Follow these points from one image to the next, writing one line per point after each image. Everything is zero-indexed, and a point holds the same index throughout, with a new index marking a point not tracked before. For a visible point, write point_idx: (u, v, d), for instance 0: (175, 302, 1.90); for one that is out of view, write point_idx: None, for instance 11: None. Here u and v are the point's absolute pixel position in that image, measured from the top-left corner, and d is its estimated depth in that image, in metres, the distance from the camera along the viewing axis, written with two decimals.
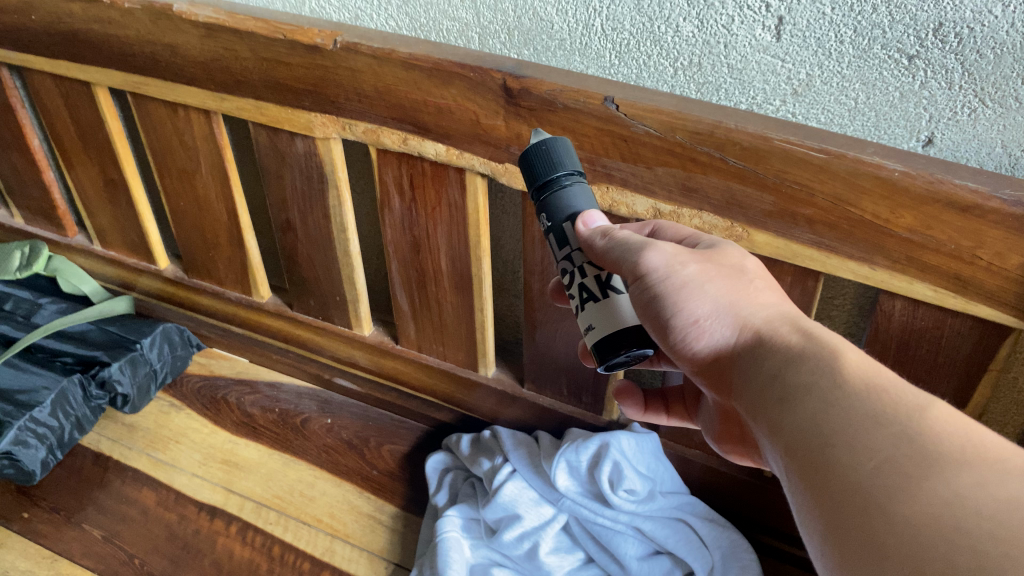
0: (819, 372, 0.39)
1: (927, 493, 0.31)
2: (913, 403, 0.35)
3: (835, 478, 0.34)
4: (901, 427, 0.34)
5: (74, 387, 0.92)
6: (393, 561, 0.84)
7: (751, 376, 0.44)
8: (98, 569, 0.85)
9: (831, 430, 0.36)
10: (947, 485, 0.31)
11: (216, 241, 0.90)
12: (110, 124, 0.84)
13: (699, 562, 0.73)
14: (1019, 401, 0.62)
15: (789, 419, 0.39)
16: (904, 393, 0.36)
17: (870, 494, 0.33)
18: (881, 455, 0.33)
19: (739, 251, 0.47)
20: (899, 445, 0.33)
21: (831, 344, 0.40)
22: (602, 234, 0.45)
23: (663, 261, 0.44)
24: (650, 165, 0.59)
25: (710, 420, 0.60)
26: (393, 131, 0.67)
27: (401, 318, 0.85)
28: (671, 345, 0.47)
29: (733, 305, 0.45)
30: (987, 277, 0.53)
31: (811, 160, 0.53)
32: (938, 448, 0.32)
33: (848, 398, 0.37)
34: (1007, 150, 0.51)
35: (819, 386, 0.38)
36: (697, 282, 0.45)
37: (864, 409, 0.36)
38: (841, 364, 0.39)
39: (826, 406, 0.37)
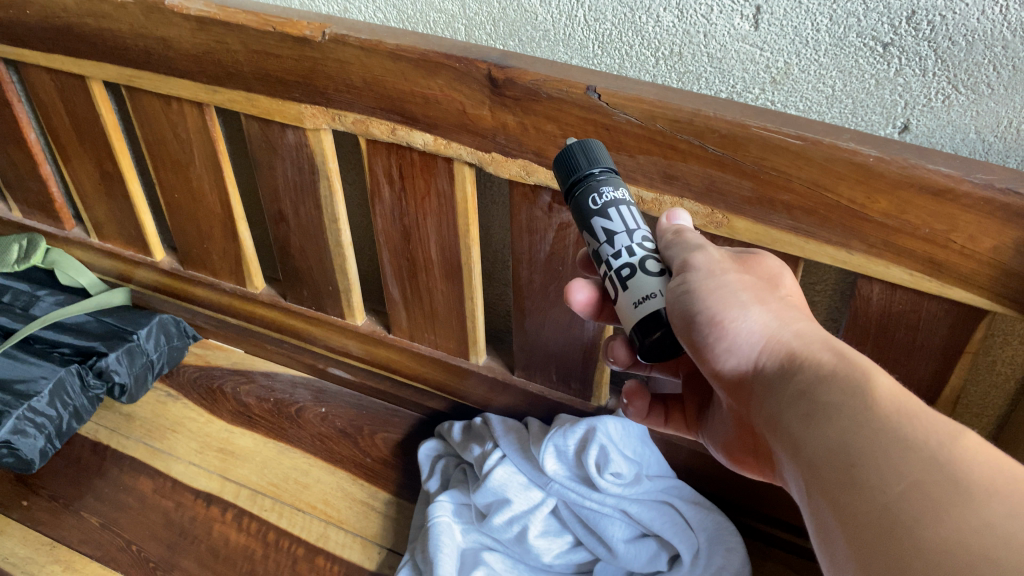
0: (850, 392, 0.40)
1: (955, 522, 0.32)
2: (944, 429, 0.36)
3: (865, 499, 0.36)
4: (932, 454, 0.35)
5: (72, 377, 0.93)
6: (386, 546, 0.85)
7: (781, 385, 0.45)
8: (97, 556, 0.86)
9: (859, 451, 0.37)
10: (977, 517, 0.32)
11: (210, 232, 0.91)
12: (105, 117, 0.86)
13: (685, 544, 0.74)
14: (998, 384, 0.65)
15: (815, 434, 0.40)
16: (935, 418, 0.37)
17: (899, 517, 0.34)
18: (911, 479, 0.35)
19: (776, 276, 0.51)
20: (930, 471, 0.34)
21: (864, 365, 0.41)
22: (676, 233, 0.52)
23: (708, 262, 0.48)
24: (632, 153, 0.60)
25: (722, 429, 0.60)
26: (382, 122, 0.68)
27: (393, 307, 0.86)
28: (698, 353, 0.48)
29: (766, 319, 0.47)
30: (960, 260, 0.54)
31: (788, 146, 0.54)
32: (969, 478, 0.34)
33: (878, 419, 0.38)
34: (980, 136, 0.52)
35: (848, 406, 0.39)
36: (736, 287, 0.47)
37: (895, 430, 0.37)
38: (871, 386, 0.40)
39: (856, 426, 0.38)
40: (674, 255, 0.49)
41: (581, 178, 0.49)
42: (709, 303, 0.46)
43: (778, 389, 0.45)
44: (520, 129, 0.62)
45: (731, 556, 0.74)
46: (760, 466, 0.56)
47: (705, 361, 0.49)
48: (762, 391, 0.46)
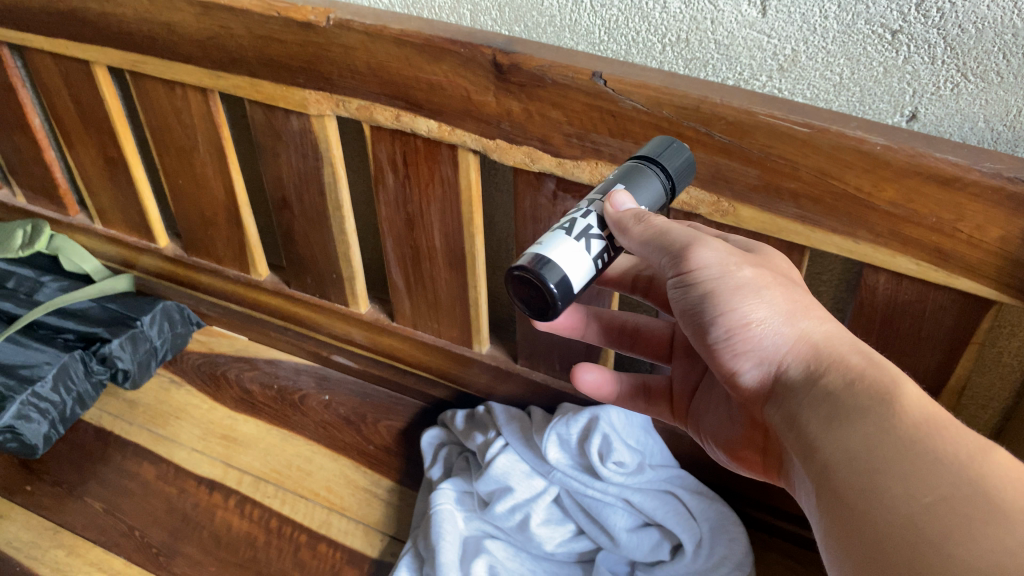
0: (876, 399, 0.40)
1: (984, 537, 0.32)
2: (974, 444, 0.36)
3: (887, 509, 0.36)
4: (961, 468, 0.35)
5: (75, 363, 0.93)
6: (388, 533, 0.85)
7: (805, 388, 0.44)
8: (100, 541, 0.86)
9: (882, 459, 0.37)
10: (1009, 534, 0.32)
11: (214, 219, 0.91)
12: (109, 102, 0.85)
13: (688, 533, 0.73)
14: (1004, 375, 0.64)
15: (836, 441, 0.40)
16: (964, 432, 0.37)
17: (924, 529, 0.34)
18: (938, 492, 0.34)
19: (787, 266, 0.50)
20: (959, 485, 0.34)
21: (892, 372, 0.41)
22: (638, 220, 0.47)
23: (720, 262, 0.46)
24: (638, 140, 0.59)
25: (727, 425, 0.59)
26: (386, 108, 0.68)
27: (397, 295, 0.86)
28: (716, 352, 0.49)
29: (789, 317, 0.46)
30: (968, 250, 0.54)
31: (795, 134, 0.53)
32: (1000, 494, 0.33)
33: (905, 427, 0.38)
34: (989, 125, 0.52)
35: (874, 412, 0.39)
36: (753, 286, 0.46)
37: (922, 441, 0.37)
38: (899, 395, 0.40)
39: (880, 434, 0.38)
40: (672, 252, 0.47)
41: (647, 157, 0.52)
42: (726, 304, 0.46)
43: (801, 390, 0.45)
44: (524, 115, 0.62)
45: (734, 546, 0.74)
46: (765, 467, 0.56)
47: (724, 359, 0.49)
48: (784, 389, 0.46)
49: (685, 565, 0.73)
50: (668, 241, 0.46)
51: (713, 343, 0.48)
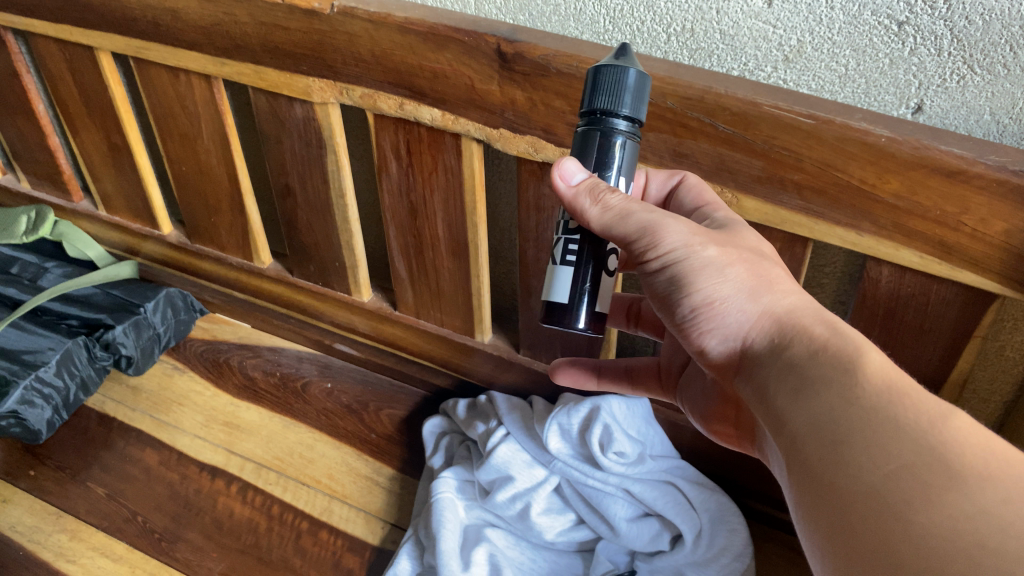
0: (840, 368, 0.40)
1: (947, 506, 0.32)
2: (935, 410, 0.36)
3: (852, 479, 0.36)
4: (922, 434, 0.35)
5: (79, 349, 0.93)
6: (389, 521, 0.85)
7: (767, 360, 0.46)
8: (103, 526, 0.87)
9: (845, 429, 0.37)
10: (970, 501, 0.32)
11: (217, 206, 0.91)
12: (113, 88, 0.85)
13: (688, 524, 0.73)
14: (1006, 369, 0.64)
15: (803, 412, 0.40)
16: (925, 397, 0.37)
17: (888, 498, 0.34)
18: (900, 460, 0.34)
19: (754, 235, 0.50)
20: (920, 452, 0.34)
21: (856, 341, 0.41)
22: (592, 199, 0.45)
23: (685, 242, 0.46)
24: (643, 131, 0.60)
25: (702, 400, 0.60)
26: (389, 96, 0.68)
27: (399, 284, 0.86)
28: (680, 322, 0.50)
29: (753, 294, 0.47)
30: (972, 243, 0.53)
31: (799, 125, 0.53)
32: (962, 461, 0.33)
33: (868, 396, 0.37)
34: (995, 118, 0.52)
35: (838, 382, 0.39)
36: (717, 265, 0.46)
37: (884, 409, 0.36)
38: (862, 363, 0.40)
39: (844, 404, 0.38)
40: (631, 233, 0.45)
41: (582, 101, 0.46)
42: (689, 282, 0.46)
43: (765, 363, 0.45)
44: (528, 105, 0.62)
45: (734, 537, 0.74)
46: (739, 439, 0.58)
47: (688, 328, 0.50)
48: (747, 360, 0.48)
49: (685, 556, 0.74)
50: (628, 223, 0.45)
51: (678, 313, 0.49)
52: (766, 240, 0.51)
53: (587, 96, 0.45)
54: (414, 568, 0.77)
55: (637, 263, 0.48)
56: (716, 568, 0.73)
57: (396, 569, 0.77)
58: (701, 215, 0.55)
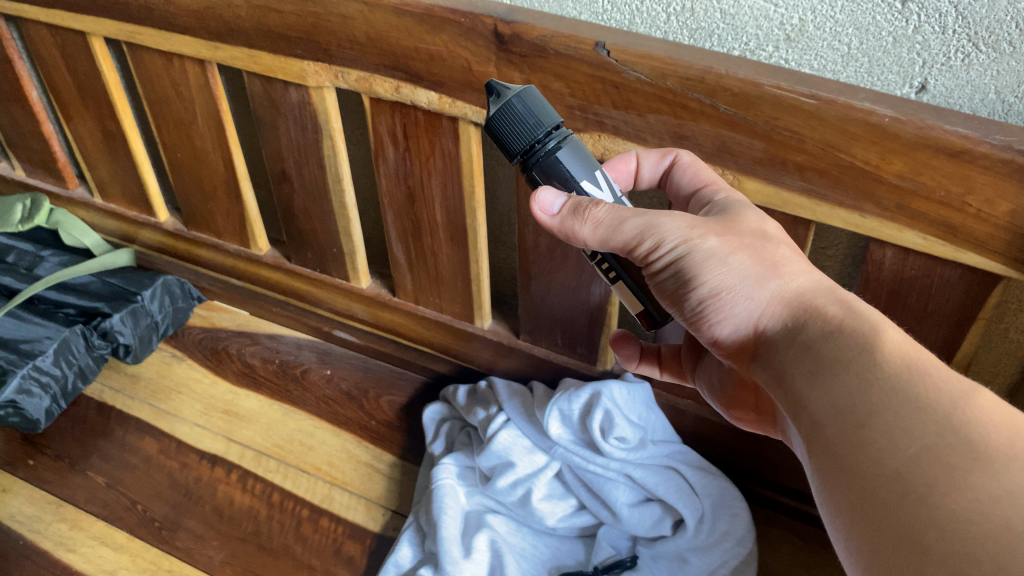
0: (857, 348, 0.40)
1: (972, 487, 0.32)
2: (957, 389, 0.36)
3: (873, 461, 0.35)
4: (944, 415, 0.35)
5: (77, 338, 0.93)
6: (390, 507, 0.85)
7: (783, 346, 0.45)
8: (103, 515, 0.86)
9: (867, 411, 0.37)
10: (996, 483, 0.31)
11: (213, 192, 0.90)
12: (107, 74, 0.84)
13: (689, 510, 0.73)
14: (1011, 351, 0.64)
15: (820, 396, 0.40)
16: (947, 376, 0.36)
17: (911, 480, 0.33)
18: (922, 441, 0.34)
19: (758, 215, 0.49)
20: (943, 434, 0.34)
21: (871, 319, 0.41)
22: (580, 217, 0.46)
23: (684, 237, 0.45)
24: (642, 112, 0.59)
25: (719, 384, 0.60)
26: (385, 79, 0.67)
27: (397, 270, 0.85)
28: (690, 316, 0.50)
29: (760, 279, 0.46)
30: (976, 224, 0.53)
31: (801, 106, 0.53)
32: (985, 441, 0.33)
33: (888, 376, 0.37)
34: (1001, 96, 0.51)
35: (856, 363, 0.39)
36: (720, 254, 0.46)
37: (905, 389, 0.36)
38: (881, 342, 0.39)
39: (863, 386, 0.38)
40: (625, 242, 0.46)
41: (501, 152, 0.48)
42: (695, 276, 0.46)
43: (781, 348, 0.45)
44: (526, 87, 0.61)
45: (736, 523, 0.74)
46: (761, 423, 0.59)
47: (698, 321, 0.50)
48: (762, 346, 0.47)
49: (687, 542, 0.73)
50: (621, 230, 0.45)
51: (687, 307, 0.49)
52: (769, 216, 0.50)
53: (500, 146, 0.47)
54: (415, 555, 0.77)
55: (640, 265, 0.48)
56: (719, 554, 0.73)
57: (397, 555, 0.77)
58: (702, 199, 0.55)
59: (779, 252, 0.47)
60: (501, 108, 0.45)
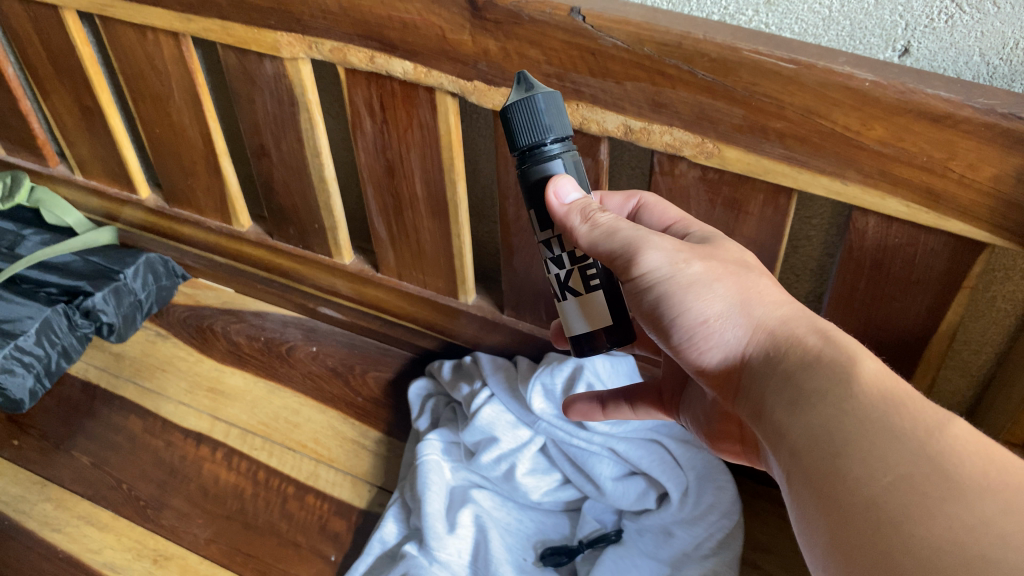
0: (834, 378, 0.38)
1: (949, 518, 0.31)
2: (932, 418, 0.35)
3: (847, 490, 0.34)
4: (919, 444, 0.34)
5: (59, 317, 0.92)
6: (376, 483, 0.84)
7: (763, 379, 0.43)
8: (88, 494, 0.86)
9: (842, 439, 0.36)
10: (970, 512, 0.31)
11: (193, 168, 0.89)
12: (81, 48, 0.83)
13: (674, 482, 0.73)
14: (998, 320, 0.63)
15: (799, 422, 0.39)
16: (921, 406, 0.36)
17: (887, 510, 0.32)
18: (898, 470, 0.33)
19: (738, 249, 0.49)
20: (919, 462, 0.33)
21: (849, 349, 0.40)
22: (584, 219, 0.46)
23: (668, 259, 0.45)
24: (619, 79, 0.57)
25: (703, 418, 0.59)
26: (360, 49, 0.65)
27: (379, 245, 0.84)
28: (677, 347, 0.48)
29: (745, 308, 0.45)
30: (959, 190, 0.52)
31: (780, 71, 0.51)
32: (959, 471, 0.32)
33: (863, 406, 0.36)
34: (985, 59, 0.49)
35: (832, 392, 0.38)
36: (703, 280, 0.45)
37: (880, 419, 0.35)
38: (856, 373, 0.38)
39: (839, 414, 0.37)
40: (617, 256, 0.46)
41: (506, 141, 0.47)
42: (679, 301, 0.45)
43: (761, 378, 0.43)
44: (502, 55, 0.60)
45: (722, 495, 0.74)
46: (747, 455, 0.56)
47: (683, 351, 0.48)
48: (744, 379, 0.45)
49: (672, 515, 0.73)
50: (615, 240, 0.46)
51: (672, 337, 0.47)
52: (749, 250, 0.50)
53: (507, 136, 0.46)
54: (400, 531, 0.77)
55: (627, 289, 0.48)
56: (705, 527, 0.73)
57: (382, 531, 0.77)
58: (675, 233, 0.56)
59: (765, 290, 0.46)
60: (524, 105, 0.44)
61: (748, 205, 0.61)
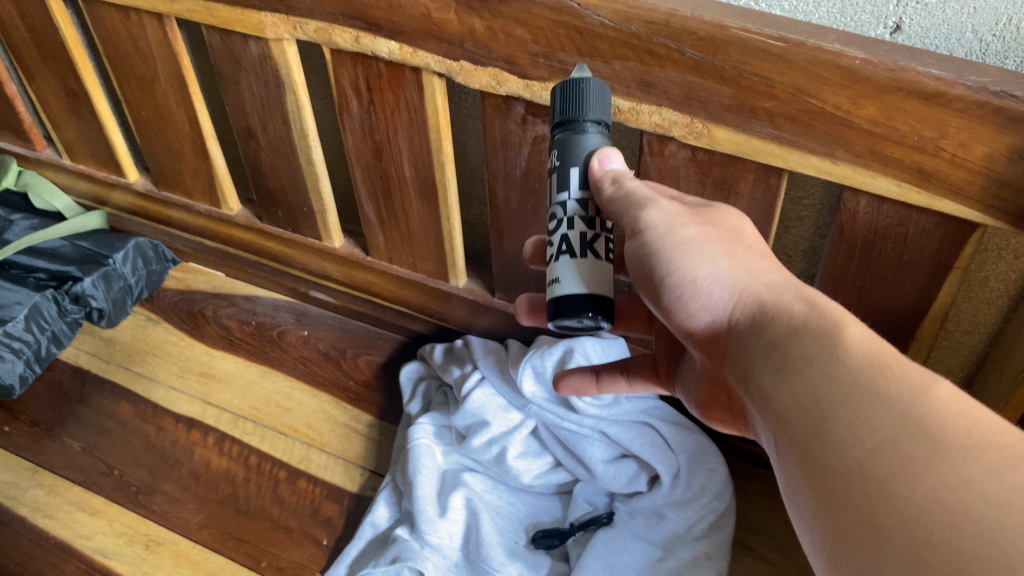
0: (821, 343, 0.38)
1: (932, 477, 0.30)
2: (918, 380, 0.34)
3: (834, 454, 0.34)
4: (904, 407, 0.33)
5: (47, 302, 0.91)
6: (368, 467, 0.84)
7: (750, 342, 0.42)
8: (79, 480, 0.86)
9: (829, 403, 0.35)
10: (954, 472, 0.30)
11: (181, 151, 0.88)
12: (65, 30, 0.82)
13: (664, 465, 0.73)
14: (990, 301, 0.62)
15: (786, 387, 0.38)
16: (908, 369, 0.35)
17: (872, 472, 0.32)
18: (882, 433, 0.33)
19: (737, 216, 0.48)
20: (903, 424, 0.33)
21: (835, 315, 0.39)
22: (612, 179, 0.46)
23: (664, 219, 0.45)
24: (607, 58, 0.56)
25: (694, 387, 0.58)
26: (345, 29, 0.64)
27: (369, 228, 0.83)
28: (667, 309, 0.47)
29: (736, 271, 0.44)
30: (950, 169, 0.51)
31: (769, 49, 0.50)
32: (944, 431, 0.32)
33: (850, 370, 0.36)
34: (978, 35, 0.49)
35: (820, 358, 0.37)
36: (698, 242, 0.45)
37: (867, 383, 0.35)
38: (843, 338, 0.38)
39: (826, 378, 0.36)
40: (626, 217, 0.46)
41: (556, 106, 0.46)
42: (673, 261, 0.45)
43: (748, 343, 0.43)
44: (488, 34, 0.59)
45: (713, 477, 0.73)
46: (735, 422, 0.55)
47: (674, 314, 0.47)
48: (732, 343, 0.45)
49: (664, 496, 0.73)
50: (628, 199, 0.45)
51: (663, 298, 0.47)
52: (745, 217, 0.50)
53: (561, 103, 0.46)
54: (392, 514, 0.77)
55: (625, 249, 0.47)
56: (697, 509, 0.72)
57: (374, 515, 0.77)
58: None
59: (757, 257, 0.45)
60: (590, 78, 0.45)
61: (739, 185, 0.60)
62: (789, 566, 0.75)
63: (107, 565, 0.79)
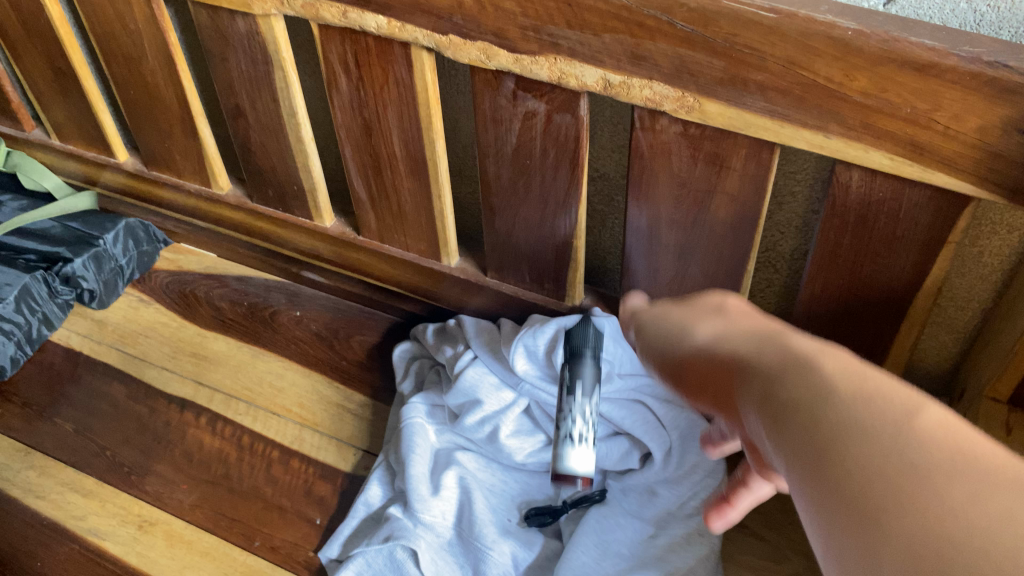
0: (754, 362, 0.30)
1: (918, 504, 0.22)
2: (878, 386, 0.26)
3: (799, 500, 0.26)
4: (869, 419, 0.25)
5: (37, 283, 0.92)
6: (361, 447, 0.84)
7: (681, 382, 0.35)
8: (71, 461, 0.85)
9: (777, 432, 0.28)
10: (940, 494, 0.22)
11: (170, 130, 0.88)
12: (50, 8, 0.81)
13: (655, 442, 0.73)
14: (985, 276, 0.62)
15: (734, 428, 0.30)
16: (862, 369, 0.27)
17: (843, 506, 0.24)
18: (845, 458, 0.25)
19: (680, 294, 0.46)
20: (869, 446, 0.24)
21: (767, 329, 0.32)
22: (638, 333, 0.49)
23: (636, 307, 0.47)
24: (597, 31, 0.56)
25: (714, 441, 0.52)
26: (332, 4, 0.64)
27: (360, 207, 0.83)
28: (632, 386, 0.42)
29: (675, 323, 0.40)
30: (944, 142, 0.50)
31: (760, 20, 0.50)
32: (919, 441, 0.24)
33: (789, 385, 0.28)
34: (972, 5, 0.48)
35: (753, 379, 0.30)
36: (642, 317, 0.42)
37: (807, 398, 0.27)
38: (776, 349, 0.30)
39: (763, 403, 0.29)
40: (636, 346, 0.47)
41: None
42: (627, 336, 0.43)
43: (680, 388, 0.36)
44: (476, 7, 0.58)
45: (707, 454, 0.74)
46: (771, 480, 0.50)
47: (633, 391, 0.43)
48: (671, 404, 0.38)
49: (657, 473, 0.73)
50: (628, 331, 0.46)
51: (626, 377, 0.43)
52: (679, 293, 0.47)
53: None
54: (385, 493, 0.77)
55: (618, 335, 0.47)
56: (690, 486, 0.73)
57: (367, 495, 0.77)
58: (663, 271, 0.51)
59: (683, 306, 0.40)
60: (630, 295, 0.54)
61: (730, 160, 0.59)
62: (782, 543, 0.75)
63: (99, 545, 0.79)
